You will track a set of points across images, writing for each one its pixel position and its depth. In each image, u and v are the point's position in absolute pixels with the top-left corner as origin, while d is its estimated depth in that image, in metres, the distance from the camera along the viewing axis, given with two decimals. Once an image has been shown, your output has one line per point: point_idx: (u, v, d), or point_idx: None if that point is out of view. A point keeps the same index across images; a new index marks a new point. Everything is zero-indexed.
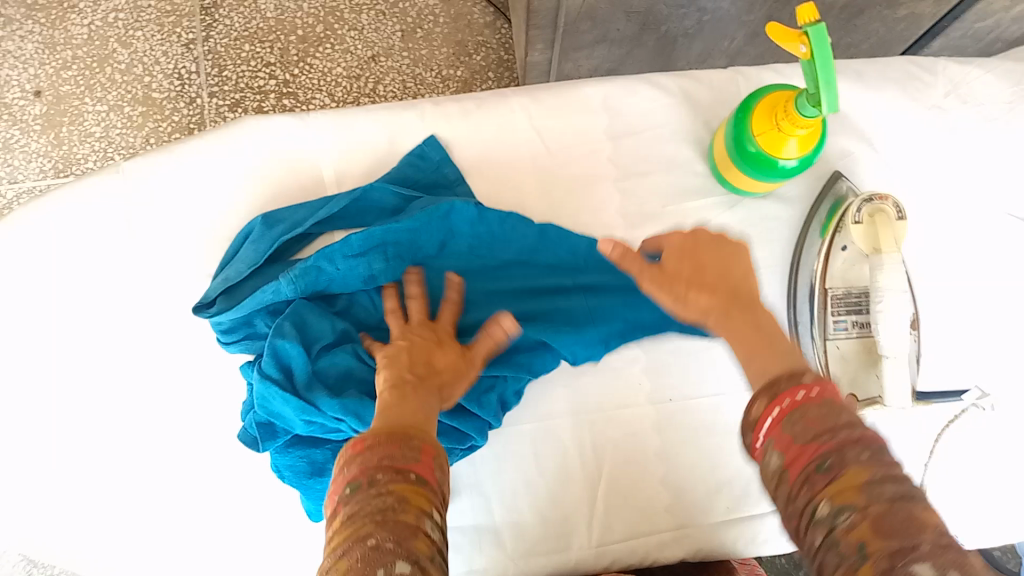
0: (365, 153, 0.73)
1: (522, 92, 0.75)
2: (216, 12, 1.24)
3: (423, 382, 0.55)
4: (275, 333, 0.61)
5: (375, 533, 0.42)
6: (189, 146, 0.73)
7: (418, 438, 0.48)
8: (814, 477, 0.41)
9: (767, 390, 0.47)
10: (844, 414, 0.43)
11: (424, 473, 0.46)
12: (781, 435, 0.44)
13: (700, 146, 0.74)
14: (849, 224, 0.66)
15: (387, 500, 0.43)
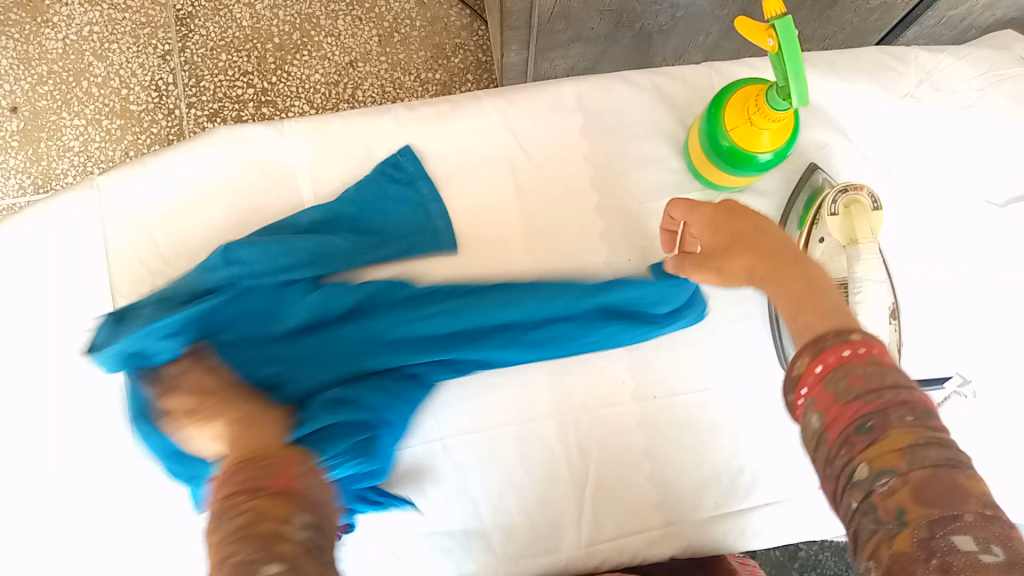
0: (344, 164, 0.73)
1: (496, 93, 0.75)
2: (192, 22, 1.23)
3: (261, 407, 0.60)
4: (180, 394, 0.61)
5: (240, 540, 0.43)
6: (166, 157, 0.72)
7: (265, 460, 0.52)
8: (854, 439, 0.39)
9: (812, 345, 0.43)
10: (892, 375, 0.40)
11: (281, 482, 0.49)
12: (823, 394, 0.41)
13: (676, 142, 0.74)
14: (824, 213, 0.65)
15: (245, 510, 0.45)
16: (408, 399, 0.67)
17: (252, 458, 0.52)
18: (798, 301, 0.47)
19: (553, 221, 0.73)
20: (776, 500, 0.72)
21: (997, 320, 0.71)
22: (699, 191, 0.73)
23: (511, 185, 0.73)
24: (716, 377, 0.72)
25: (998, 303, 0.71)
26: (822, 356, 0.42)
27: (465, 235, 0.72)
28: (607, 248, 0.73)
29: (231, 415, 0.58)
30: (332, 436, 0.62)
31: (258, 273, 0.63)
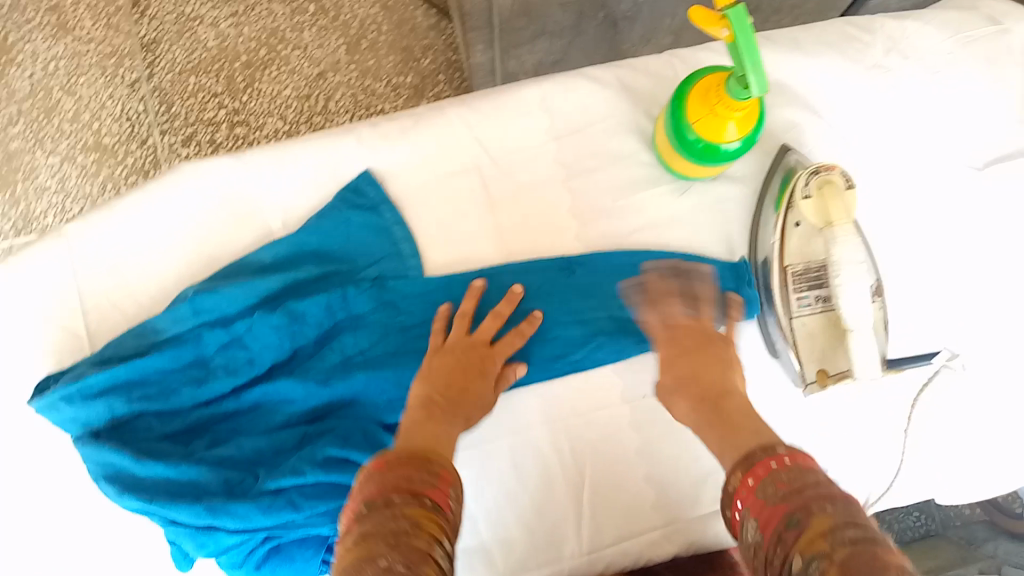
0: (310, 188, 0.72)
1: (458, 103, 0.74)
2: (158, 47, 1.22)
3: (479, 383, 0.63)
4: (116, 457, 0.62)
5: (387, 556, 0.43)
6: (128, 200, 0.71)
7: (437, 463, 0.52)
8: (786, 534, 0.43)
9: (742, 463, 0.50)
10: (813, 478, 0.46)
11: (438, 498, 0.49)
12: (756, 500, 0.47)
13: (645, 135, 0.73)
14: (796, 198, 0.65)
15: (401, 523, 0.45)
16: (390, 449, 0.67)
17: (420, 451, 0.52)
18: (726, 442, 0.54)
19: (528, 228, 0.72)
20: None
21: (985, 288, 0.70)
22: (670, 184, 0.72)
23: (480, 194, 0.72)
24: None
25: (985, 270, 0.70)
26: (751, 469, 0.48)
27: (440, 249, 0.71)
28: (585, 249, 0.71)
29: (444, 360, 0.63)
30: (324, 494, 0.64)
31: (227, 316, 0.67)
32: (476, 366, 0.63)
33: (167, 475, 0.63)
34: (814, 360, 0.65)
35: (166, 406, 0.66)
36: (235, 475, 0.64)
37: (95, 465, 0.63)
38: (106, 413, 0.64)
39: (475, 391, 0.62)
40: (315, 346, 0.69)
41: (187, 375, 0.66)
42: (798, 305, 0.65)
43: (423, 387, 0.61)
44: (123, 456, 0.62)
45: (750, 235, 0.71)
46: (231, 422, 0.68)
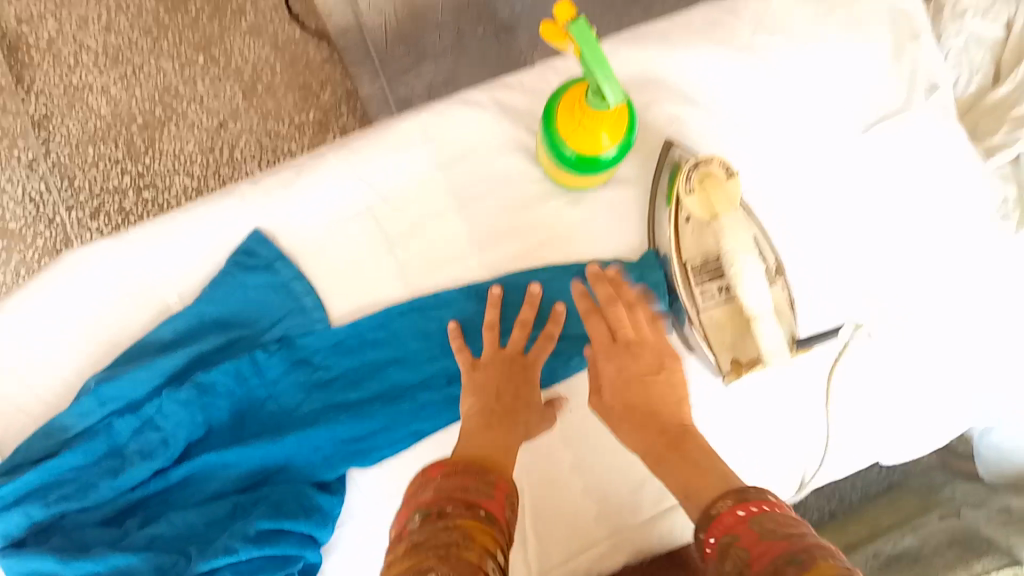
0: (205, 260, 0.71)
1: (338, 147, 0.73)
2: (50, 123, 1.13)
3: (526, 389, 0.63)
4: (40, 564, 0.60)
5: (436, 564, 0.43)
6: (17, 298, 0.70)
7: (492, 476, 0.52)
8: (786, 568, 0.42)
9: (734, 493, 0.50)
10: (808, 529, 0.46)
11: (492, 511, 0.49)
12: (749, 530, 0.47)
13: (530, 152, 0.73)
14: (678, 194, 0.65)
15: (453, 534, 0.45)
16: (324, 508, 0.65)
17: (475, 461, 0.53)
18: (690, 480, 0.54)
19: (428, 260, 0.71)
20: None
21: (881, 245, 0.72)
22: (563, 196, 0.72)
23: (376, 235, 0.71)
24: None
25: (874, 229, 0.72)
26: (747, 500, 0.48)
27: (344, 298, 0.71)
28: (489, 275, 0.71)
29: (495, 372, 0.63)
30: (258, 569, 0.62)
31: (134, 400, 0.66)
32: (520, 375, 0.63)
33: (96, 571, 0.60)
34: (728, 350, 0.66)
35: (86, 501, 0.63)
36: (166, 560, 0.61)
37: None
38: (24, 520, 0.62)
39: (525, 397, 0.63)
40: (232, 421, 0.67)
41: (104, 467, 0.64)
42: (702, 299, 0.65)
43: (472, 404, 0.61)
44: (48, 559, 0.60)
45: (648, 230, 0.71)
46: (162, 495, 0.66)
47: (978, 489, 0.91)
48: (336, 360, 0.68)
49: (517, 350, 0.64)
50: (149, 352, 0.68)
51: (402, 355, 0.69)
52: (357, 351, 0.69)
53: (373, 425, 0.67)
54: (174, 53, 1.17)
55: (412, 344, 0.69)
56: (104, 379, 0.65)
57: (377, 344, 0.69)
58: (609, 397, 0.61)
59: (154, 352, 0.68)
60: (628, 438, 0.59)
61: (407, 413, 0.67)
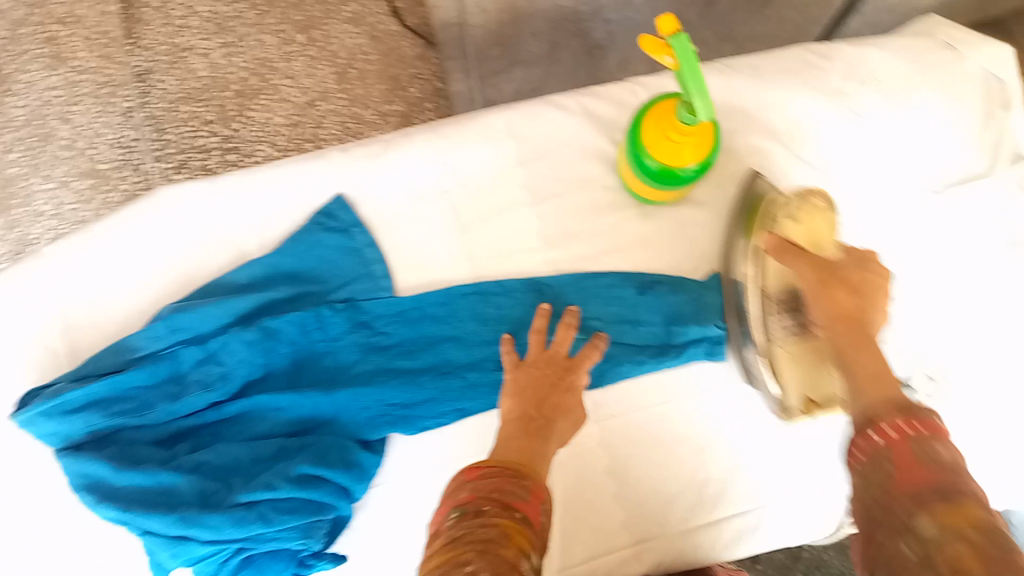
0: (286, 217, 0.74)
1: (428, 129, 0.76)
2: (151, 77, 1.18)
3: (566, 392, 0.60)
4: (95, 468, 0.64)
5: (474, 560, 0.42)
6: (106, 224, 0.74)
7: (529, 480, 0.50)
8: (907, 480, 0.42)
9: (898, 406, 0.46)
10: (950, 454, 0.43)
11: (530, 514, 0.48)
12: (901, 448, 0.43)
13: (608, 162, 0.75)
14: (772, 227, 0.66)
15: (490, 531, 0.45)
16: (363, 466, 0.68)
17: (514, 465, 0.51)
18: (875, 378, 0.50)
19: (496, 249, 0.74)
20: (748, 508, 0.72)
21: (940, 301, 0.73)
22: (635, 208, 0.74)
23: (450, 217, 0.74)
24: (674, 391, 0.72)
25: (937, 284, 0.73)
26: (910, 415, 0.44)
27: (413, 272, 0.73)
28: (553, 271, 0.73)
29: (539, 378, 0.60)
30: (295, 509, 0.64)
31: (202, 334, 0.69)
32: (560, 382, 0.61)
33: (144, 485, 0.64)
34: (805, 387, 0.67)
35: (144, 420, 0.67)
36: (210, 487, 0.64)
37: (74, 476, 0.64)
38: (85, 427, 0.66)
39: (567, 405, 0.60)
40: (290, 368, 0.70)
41: (165, 391, 0.67)
42: (778, 331, 0.66)
43: (513, 404, 0.58)
44: (102, 467, 0.64)
45: (721, 255, 0.73)
46: (213, 428, 0.68)
47: None
48: (395, 328, 0.71)
49: (560, 353, 0.63)
50: (222, 292, 0.71)
51: (457, 334, 0.71)
52: (414, 321, 0.71)
53: (421, 395, 0.69)
54: (277, 31, 1.23)
55: (469, 326, 0.71)
56: (177, 309, 0.69)
57: (437, 321, 0.71)
58: (803, 267, 0.58)
59: (226, 293, 0.71)
60: (839, 301, 0.55)
61: (455, 390, 0.70)
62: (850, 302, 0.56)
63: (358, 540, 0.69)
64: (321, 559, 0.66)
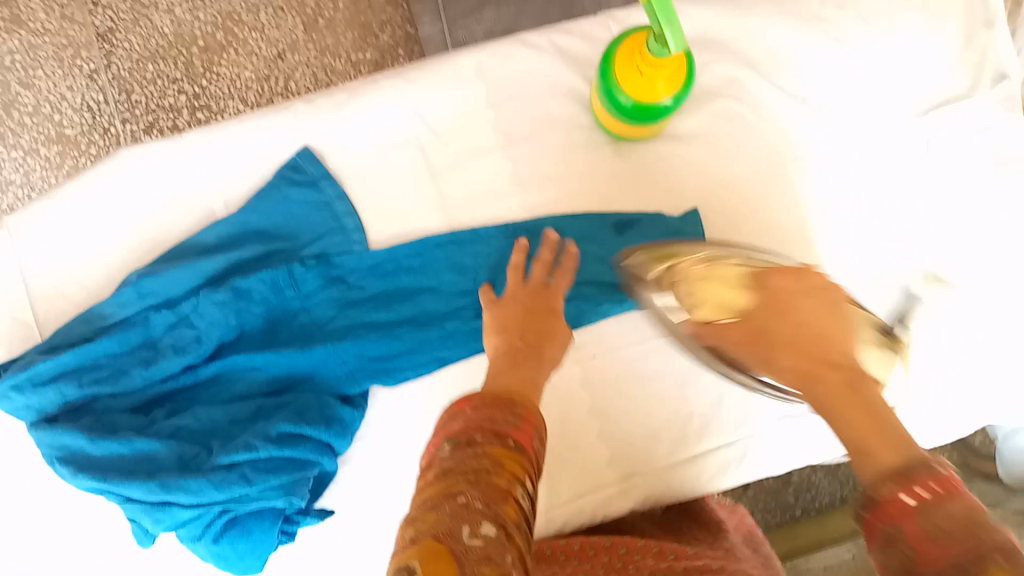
0: (251, 174, 0.72)
1: (394, 74, 0.73)
2: (114, 36, 1.11)
3: (551, 319, 0.59)
4: (72, 438, 0.63)
5: (466, 491, 0.39)
6: (69, 188, 0.72)
7: (522, 409, 0.46)
8: (932, 554, 0.33)
9: (898, 473, 0.36)
10: (964, 505, 0.34)
11: (525, 442, 0.44)
12: (914, 526, 0.34)
13: (582, 99, 0.72)
14: (670, 306, 0.56)
15: (483, 461, 0.41)
16: (345, 420, 0.67)
17: (505, 393, 0.47)
18: (859, 446, 0.38)
19: (469, 195, 0.72)
20: (732, 438, 0.71)
21: (920, 229, 0.72)
22: (612, 145, 0.72)
23: (420, 164, 0.72)
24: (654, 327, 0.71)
25: (917, 212, 0.72)
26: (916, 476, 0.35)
27: (383, 223, 0.72)
28: (528, 215, 0.71)
29: (517, 305, 0.60)
30: (277, 468, 0.64)
31: (172, 298, 0.68)
32: (543, 306, 0.60)
33: (123, 454, 0.63)
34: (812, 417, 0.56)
35: (119, 388, 0.66)
36: (189, 451, 0.64)
37: (51, 448, 0.64)
38: (58, 399, 0.65)
39: (552, 329, 0.58)
40: (265, 327, 0.69)
41: (138, 357, 0.66)
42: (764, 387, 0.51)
43: (497, 340, 0.57)
44: (78, 438, 0.63)
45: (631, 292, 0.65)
46: (190, 391, 0.68)
47: (992, 490, 0.90)
48: (370, 281, 0.70)
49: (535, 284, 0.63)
50: (190, 253, 0.70)
51: (433, 284, 0.70)
52: (388, 271, 0.70)
53: (400, 346, 0.68)
54: None
55: (447, 274, 0.70)
56: (145, 274, 0.68)
57: (414, 272, 0.70)
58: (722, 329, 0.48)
59: (194, 253, 0.69)
60: (784, 368, 0.42)
61: (434, 339, 0.68)
62: (807, 348, 0.42)
63: (345, 492, 0.69)
64: (307, 514, 0.67)
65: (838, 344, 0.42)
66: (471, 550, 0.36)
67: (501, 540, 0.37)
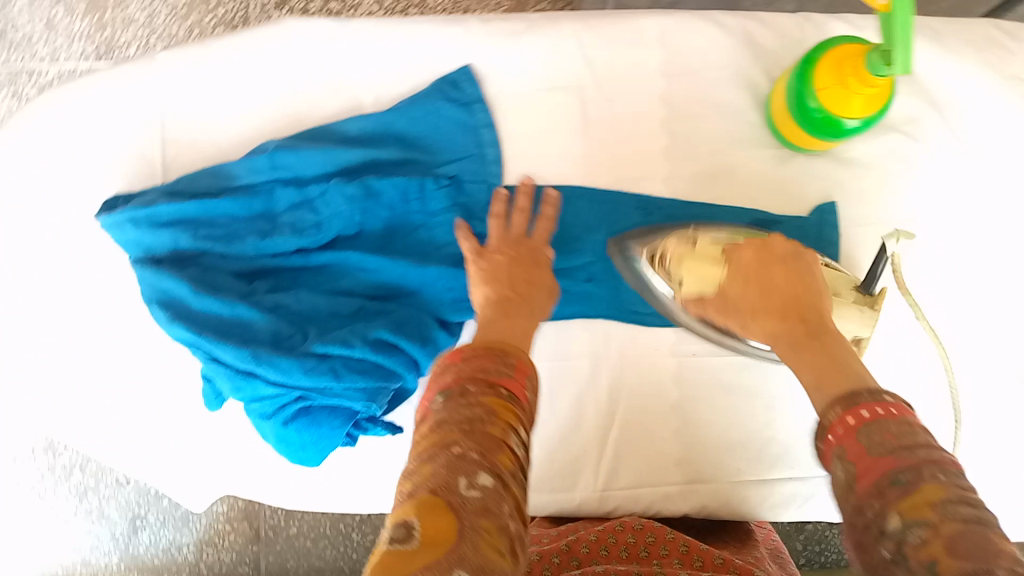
0: (406, 73, 0.71)
1: (575, 17, 0.71)
2: None
3: (537, 269, 0.57)
4: (174, 285, 0.63)
5: (460, 441, 0.36)
6: (227, 41, 0.71)
7: (513, 356, 0.43)
8: (888, 491, 0.34)
9: (844, 400, 0.40)
10: (928, 435, 0.36)
11: (514, 389, 0.41)
12: (855, 445, 0.37)
13: (757, 94, 0.70)
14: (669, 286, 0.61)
15: (474, 409, 0.38)
16: (438, 343, 0.67)
17: (495, 343, 0.44)
18: (822, 374, 0.43)
19: (615, 159, 0.70)
20: (806, 475, 0.69)
21: None
22: (774, 149, 0.69)
23: (576, 113, 0.70)
24: None
25: None
26: (857, 405, 0.38)
27: (524, 161, 0.70)
28: (669, 195, 0.69)
29: (506, 254, 0.57)
30: (365, 371, 0.63)
31: (301, 177, 0.67)
32: (530, 258, 0.58)
33: (220, 314, 0.63)
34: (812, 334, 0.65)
35: (229, 250, 0.65)
36: (285, 330, 0.63)
37: (152, 290, 0.64)
38: (170, 243, 0.65)
39: (537, 280, 0.56)
40: (383, 232, 0.68)
41: (255, 226, 0.66)
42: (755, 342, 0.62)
43: (486, 290, 0.54)
44: (182, 287, 0.63)
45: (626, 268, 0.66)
46: (295, 272, 0.67)
47: None
48: (495, 218, 0.68)
49: (518, 233, 0.60)
50: (331, 139, 0.68)
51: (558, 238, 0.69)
52: None
53: None
54: None
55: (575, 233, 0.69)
56: (279, 145, 0.67)
57: None
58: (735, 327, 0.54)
59: (334, 139, 0.68)
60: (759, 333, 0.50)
61: None
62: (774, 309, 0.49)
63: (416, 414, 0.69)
64: (376, 424, 0.66)
65: (801, 300, 0.49)
66: (469, 500, 0.34)
67: (497, 491, 0.35)
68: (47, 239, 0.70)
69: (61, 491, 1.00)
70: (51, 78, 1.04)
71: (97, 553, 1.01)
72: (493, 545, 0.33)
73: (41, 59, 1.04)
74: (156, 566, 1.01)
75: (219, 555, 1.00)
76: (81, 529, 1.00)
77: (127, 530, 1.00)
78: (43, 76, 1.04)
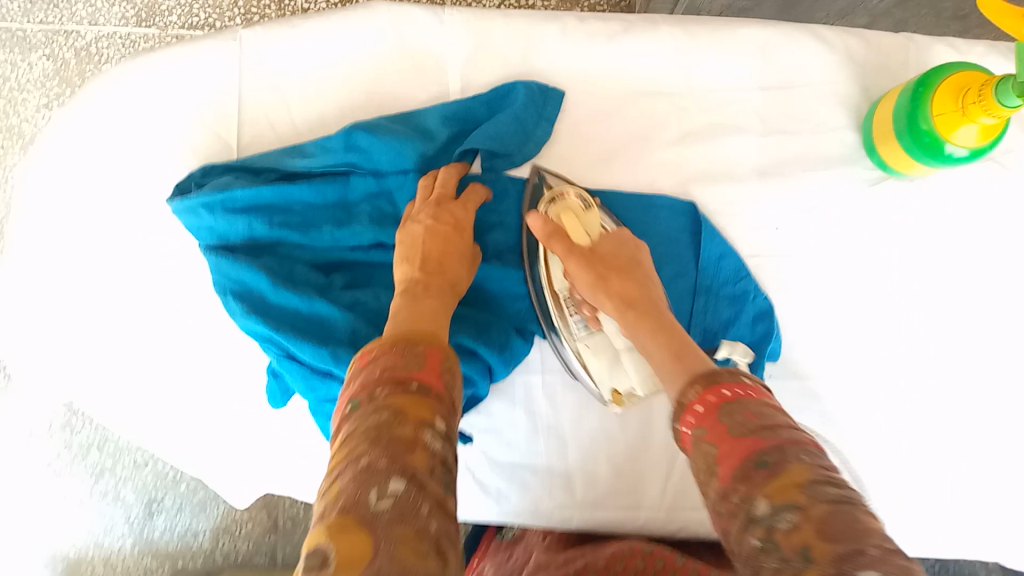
0: (498, 67, 0.69)
1: (674, 23, 0.70)
2: None
3: (464, 252, 0.59)
4: (249, 278, 0.61)
5: (366, 451, 0.34)
6: (316, 23, 0.69)
7: (422, 345, 0.42)
8: (752, 474, 0.35)
9: (703, 382, 0.42)
10: (782, 419, 0.38)
11: (426, 383, 0.39)
12: (718, 428, 0.39)
13: (854, 115, 0.69)
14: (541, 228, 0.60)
15: (382, 413, 0.36)
16: (512, 353, 0.64)
17: (404, 336, 0.43)
18: (678, 356, 0.47)
19: (706, 170, 0.68)
20: None
21: None
22: (868, 172, 0.68)
23: (668, 121, 0.68)
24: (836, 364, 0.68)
25: None
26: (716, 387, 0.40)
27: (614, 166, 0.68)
28: (759, 211, 0.67)
29: (427, 221, 0.59)
30: None
31: (377, 163, 0.64)
32: (451, 224, 0.59)
33: (299, 309, 0.61)
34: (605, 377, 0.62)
35: (305, 239, 0.63)
36: (363, 329, 0.60)
37: (227, 281, 0.62)
38: (244, 232, 0.62)
39: (452, 253, 0.58)
40: None
41: (332, 215, 0.64)
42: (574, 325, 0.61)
43: (405, 267, 0.56)
44: (260, 280, 0.61)
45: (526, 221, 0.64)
46: (369, 266, 0.65)
47: None
48: None
49: (448, 194, 0.61)
50: (412, 125, 0.66)
51: None
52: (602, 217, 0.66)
53: None
54: None
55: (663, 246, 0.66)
56: (353, 127, 0.64)
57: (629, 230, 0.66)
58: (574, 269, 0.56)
59: (415, 127, 0.66)
60: (612, 290, 0.54)
61: None
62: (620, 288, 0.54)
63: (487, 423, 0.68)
64: None
65: (647, 293, 0.54)
66: (383, 513, 0.31)
67: (410, 497, 0.33)
68: (111, 216, 0.68)
69: (78, 468, 0.97)
70: (90, 41, 0.99)
71: (111, 535, 0.97)
72: (414, 550, 0.31)
73: (81, 20, 1.00)
74: (170, 552, 0.97)
75: (236, 544, 0.97)
76: (96, 510, 0.97)
77: (143, 513, 0.97)
78: (82, 39, 1.00)
